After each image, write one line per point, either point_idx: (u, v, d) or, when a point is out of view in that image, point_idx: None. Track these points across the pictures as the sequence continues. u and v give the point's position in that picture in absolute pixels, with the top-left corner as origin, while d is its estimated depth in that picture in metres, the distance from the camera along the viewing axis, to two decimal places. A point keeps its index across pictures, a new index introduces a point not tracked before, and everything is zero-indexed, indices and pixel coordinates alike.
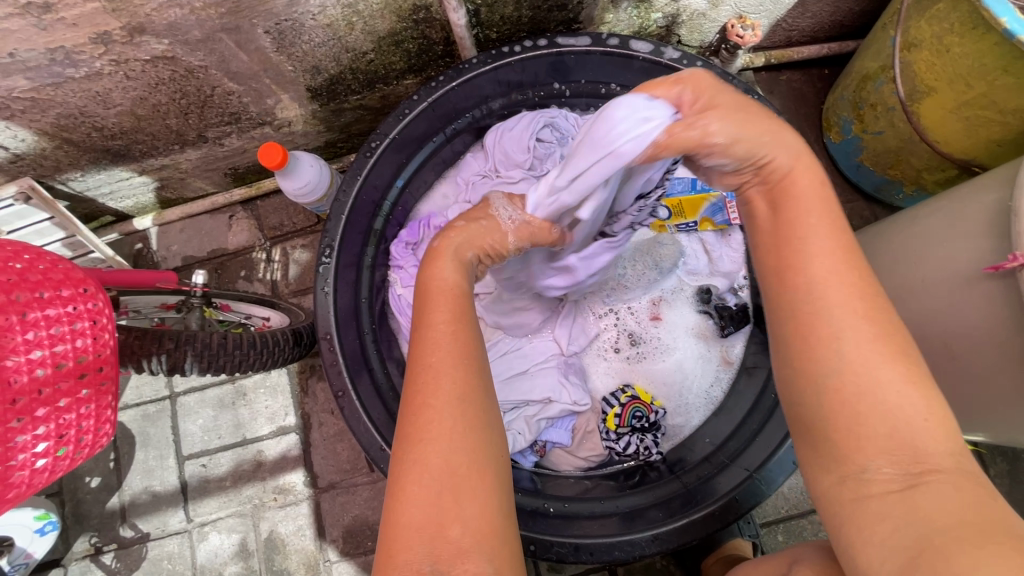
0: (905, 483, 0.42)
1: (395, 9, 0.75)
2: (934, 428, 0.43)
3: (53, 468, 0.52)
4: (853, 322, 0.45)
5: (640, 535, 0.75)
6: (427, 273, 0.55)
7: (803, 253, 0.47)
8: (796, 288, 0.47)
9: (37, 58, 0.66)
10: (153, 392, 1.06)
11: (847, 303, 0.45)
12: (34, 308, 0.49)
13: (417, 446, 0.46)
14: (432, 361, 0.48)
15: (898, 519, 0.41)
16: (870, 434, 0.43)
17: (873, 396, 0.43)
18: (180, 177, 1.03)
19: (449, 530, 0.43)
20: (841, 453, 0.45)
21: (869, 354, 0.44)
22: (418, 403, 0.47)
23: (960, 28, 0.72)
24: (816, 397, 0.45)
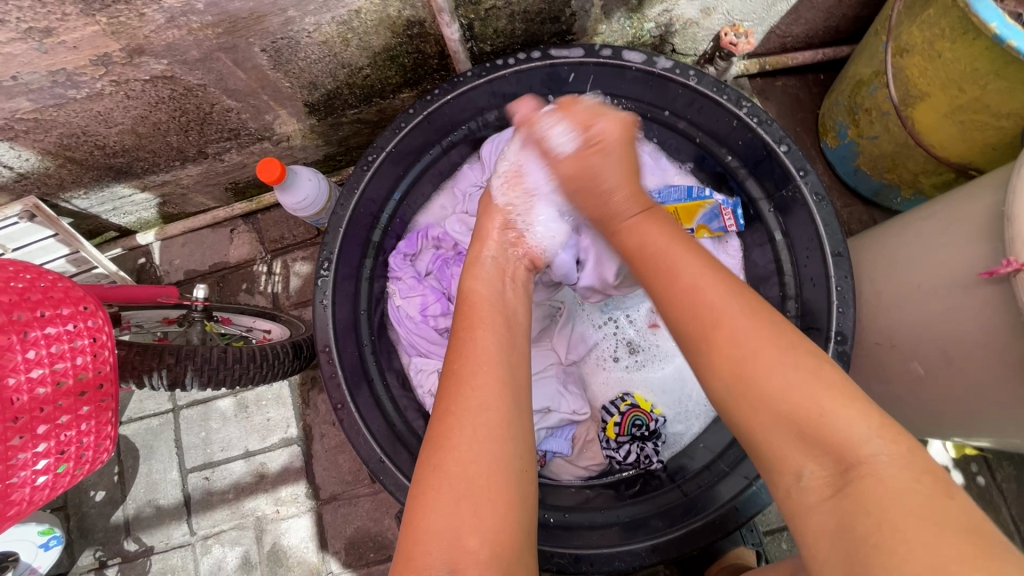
0: (835, 486, 0.43)
1: (390, 25, 0.76)
2: (851, 420, 0.44)
3: (53, 485, 0.53)
4: (744, 325, 0.50)
5: (640, 545, 0.74)
6: (465, 288, 0.66)
7: (677, 271, 0.57)
8: (689, 291, 0.54)
9: (39, 80, 0.68)
10: (155, 406, 1.07)
11: (734, 321, 0.51)
12: (35, 327, 0.50)
13: (442, 453, 0.49)
14: (466, 371, 0.54)
15: (837, 523, 0.42)
16: (793, 441, 0.45)
17: (772, 404, 0.46)
18: (182, 193, 1.04)
19: (467, 540, 0.45)
20: (777, 463, 0.46)
21: (767, 358, 0.48)
22: (445, 413, 0.52)
23: (950, 33, 0.72)
24: (738, 413, 0.49)
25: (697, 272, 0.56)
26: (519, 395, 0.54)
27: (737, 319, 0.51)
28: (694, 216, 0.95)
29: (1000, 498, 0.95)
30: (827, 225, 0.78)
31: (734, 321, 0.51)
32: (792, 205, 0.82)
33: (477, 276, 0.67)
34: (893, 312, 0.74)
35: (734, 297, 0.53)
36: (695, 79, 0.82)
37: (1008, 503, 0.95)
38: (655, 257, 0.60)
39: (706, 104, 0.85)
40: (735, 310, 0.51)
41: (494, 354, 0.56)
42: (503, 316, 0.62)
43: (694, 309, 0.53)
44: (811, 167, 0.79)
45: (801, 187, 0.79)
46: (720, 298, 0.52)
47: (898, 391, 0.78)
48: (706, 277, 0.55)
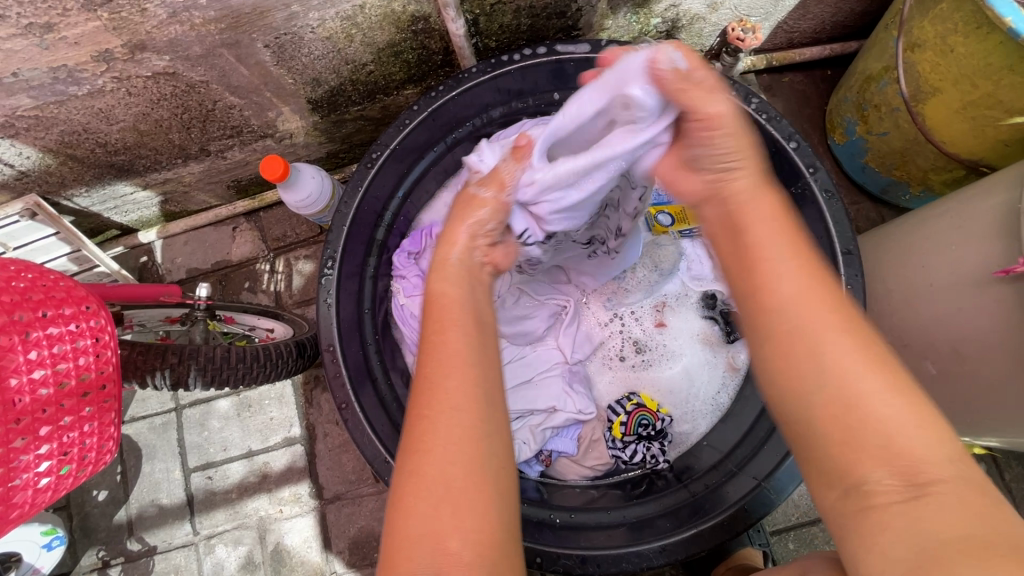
0: (908, 495, 0.40)
1: (394, 21, 0.75)
2: (933, 441, 0.42)
3: (56, 487, 0.52)
4: (807, 301, 0.45)
5: (647, 546, 0.74)
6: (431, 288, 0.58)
7: (768, 253, 0.48)
8: (766, 289, 0.47)
9: (40, 76, 0.67)
10: (158, 405, 1.06)
11: (815, 306, 0.45)
12: (36, 327, 0.49)
13: (418, 458, 0.48)
14: (431, 371, 0.51)
15: (902, 531, 0.40)
16: (864, 445, 0.42)
17: (859, 413, 0.42)
18: (183, 191, 1.04)
19: (449, 543, 0.44)
20: (842, 467, 0.43)
21: (848, 363, 0.43)
22: (418, 417, 0.50)
23: (963, 28, 0.71)
24: (809, 413, 0.44)
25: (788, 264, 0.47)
26: (494, 395, 0.51)
27: (820, 318, 0.45)
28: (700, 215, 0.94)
29: (1010, 498, 0.94)
30: (837, 224, 0.77)
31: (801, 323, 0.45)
32: (800, 202, 0.82)
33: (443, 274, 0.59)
34: (904, 312, 0.73)
35: (815, 293, 0.46)
36: None
37: (1016, 503, 0.94)
38: (747, 234, 0.50)
39: None
40: (823, 307, 0.45)
41: (468, 354, 0.52)
42: (471, 315, 0.56)
43: (773, 308, 0.46)
44: (820, 164, 0.78)
45: (810, 185, 0.78)
46: (805, 287, 0.46)
47: None
48: (800, 268, 0.47)
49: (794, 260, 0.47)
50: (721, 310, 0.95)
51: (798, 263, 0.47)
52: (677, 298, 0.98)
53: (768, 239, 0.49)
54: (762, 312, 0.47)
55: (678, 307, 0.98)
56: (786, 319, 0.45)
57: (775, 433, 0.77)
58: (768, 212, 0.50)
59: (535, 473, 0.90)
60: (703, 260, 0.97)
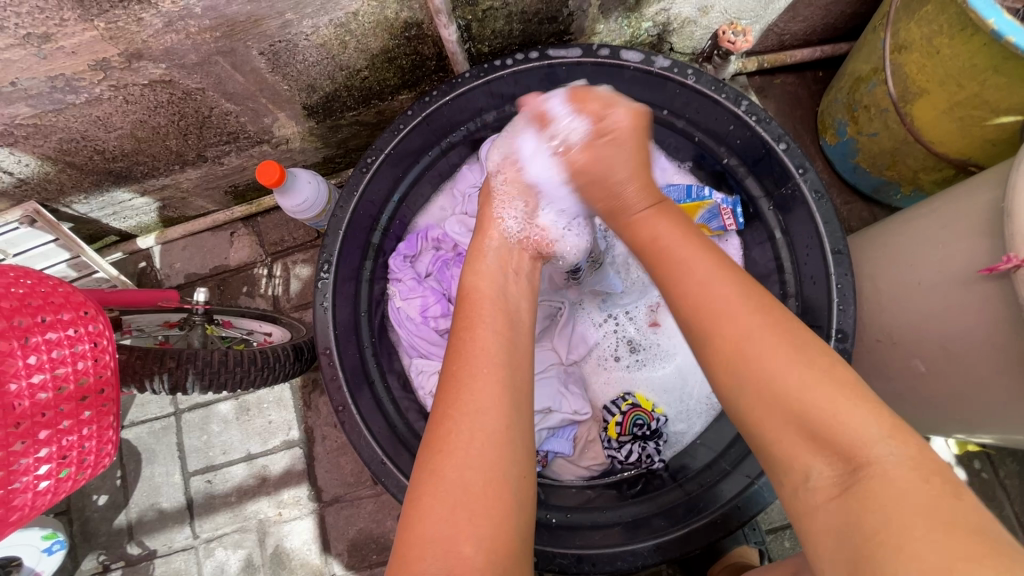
0: (844, 483, 0.43)
1: (387, 27, 0.76)
2: (873, 425, 0.43)
3: (56, 490, 0.53)
4: (741, 314, 0.50)
5: (642, 544, 0.75)
6: (470, 287, 0.64)
7: (688, 265, 0.55)
8: (709, 314, 0.51)
9: (38, 85, 0.68)
10: (157, 409, 1.07)
11: (749, 326, 0.49)
12: (35, 333, 0.50)
13: (438, 457, 0.49)
14: (464, 368, 0.54)
15: (846, 519, 0.41)
16: (807, 445, 0.45)
17: (798, 412, 0.45)
18: (181, 197, 1.04)
19: (463, 546, 0.45)
20: (785, 461, 0.46)
21: (774, 353, 0.47)
22: (444, 416, 0.52)
23: (949, 30, 0.72)
24: (747, 415, 0.48)
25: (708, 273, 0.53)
26: (519, 398, 0.53)
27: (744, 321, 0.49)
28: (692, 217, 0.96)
29: (1003, 493, 0.95)
30: (827, 224, 0.77)
31: (719, 315, 0.51)
32: (791, 202, 0.82)
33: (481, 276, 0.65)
34: (894, 310, 0.74)
35: (742, 304, 0.50)
36: (693, 78, 0.82)
37: (1011, 500, 0.95)
38: (671, 250, 0.58)
39: (704, 103, 0.85)
40: (756, 324, 0.49)
41: (496, 356, 0.55)
42: (506, 314, 0.61)
43: (708, 325, 0.51)
44: (810, 165, 0.79)
45: (801, 185, 0.79)
46: (735, 301, 0.51)
47: (898, 388, 0.78)
48: (731, 289, 0.52)
49: (725, 283, 0.52)
50: None
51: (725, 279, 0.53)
52: None
53: (701, 271, 0.54)
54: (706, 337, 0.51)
55: None
56: (707, 321, 0.51)
57: None
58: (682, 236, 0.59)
59: None
60: None
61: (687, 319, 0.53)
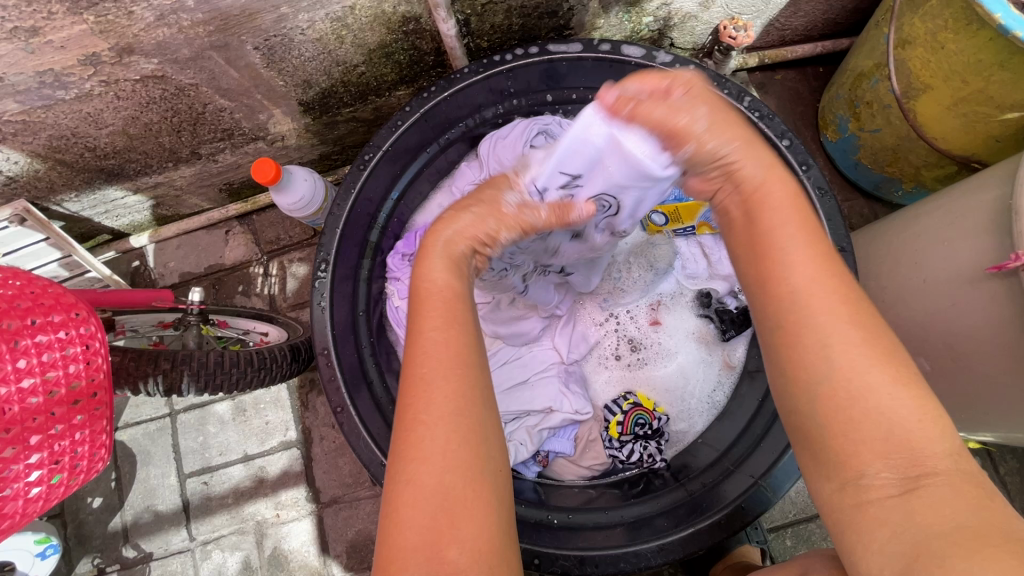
0: (905, 487, 0.42)
1: (385, 22, 0.74)
2: (932, 430, 0.43)
3: (47, 497, 0.52)
4: (822, 287, 0.46)
5: (645, 546, 0.74)
6: (418, 273, 0.54)
7: (781, 245, 0.49)
8: (787, 288, 0.47)
9: (26, 81, 0.66)
10: (152, 410, 1.06)
11: (829, 304, 0.46)
12: (25, 336, 0.49)
13: (412, 463, 0.46)
14: (425, 370, 0.49)
15: (897, 525, 0.42)
16: (868, 438, 0.44)
17: (864, 400, 0.44)
18: (175, 194, 1.03)
19: (448, 552, 0.43)
20: (840, 461, 0.45)
21: (858, 360, 0.44)
22: (410, 422, 0.48)
23: (954, 25, 0.71)
24: (797, 388, 0.47)
25: (804, 268, 0.47)
26: (485, 395, 0.50)
27: (831, 322, 0.45)
28: None
29: (1005, 491, 0.95)
30: (830, 220, 0.77)
31: (808, 315, 0.46)
32: None
33: (432, 255, 0.55)
34: (898, 307, 0.73)
35: (821, 276, 0.47)
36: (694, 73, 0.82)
37: (1012, 496, 0.95)
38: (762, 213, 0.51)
39: None
40: (834, 301, 0.46)
41: (462, 353, 0.50)
42: (458, 305, 0.53)
43: (787, 293, 0.47)
44: (813, 161, 0.78)
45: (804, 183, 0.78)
46: (819, 272, 0.47)
47: None
48: (815, 258, 0.48)
49: (811, 255, 0.48)
50: (716, 308, 0.95)
51: (813, 249, 0.48)
52: (672, 296, 0.98)
53: (790, 236, 0.49)
54: (774, 303, 0.48)
55: (673, 305, 0.97)
56: (784, 292, 0.47)
57: (772, 431, 0.77)
58: (789, 199, 0.51)
59: (532, 474, 0.90)
60: (697, 260, 0.97)
61: (760, 284, 0.49)
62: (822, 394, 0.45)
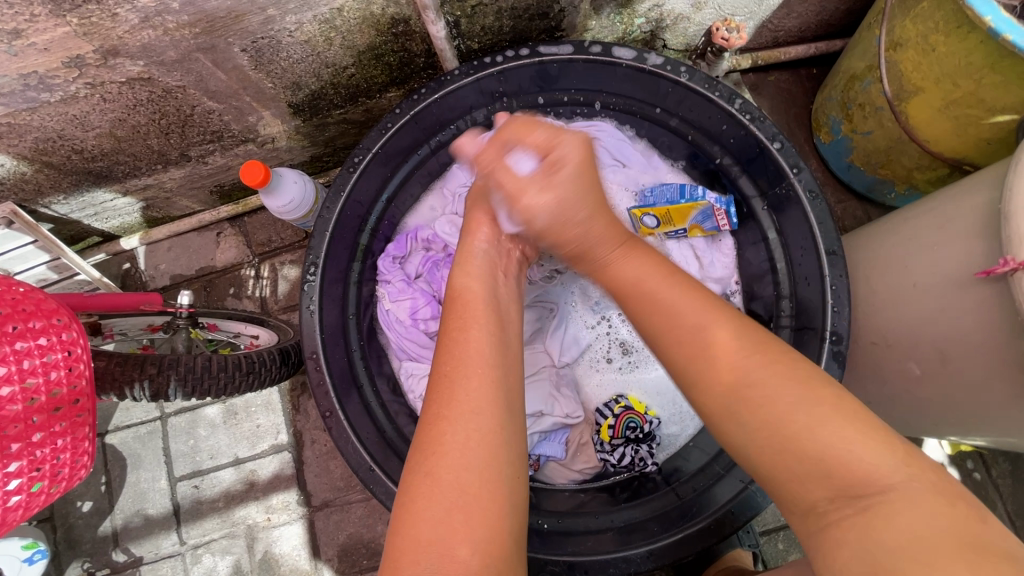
0: (858, 507, 0.42)
1: (374, 24, 0.74)
2: (877, 452, 0.43)
3: (28, 505, 0.51)
4: (732, 342, 0.51)
5: (634, 551, 0.73)
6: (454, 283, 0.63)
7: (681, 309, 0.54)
8: (705, 341, 0.52)
9: (10, 83, 0.66)
10: (143, 413, 1.05)
11: (739, 353, 0.50)
12: (4, 343, 0.48)
13: (432, 459, 0.48)
14: (456, 369, 0.53)
15: (857, 546, 0.41)
16: (808, 472, 0.44)
17: (793, 434, 0.45)
18: (165, 196, 1.02)
19: (458, 550, 0.44)
20: (789, 492, 0.46)
21: (781, 397, 0.47)
22: (437, 417, 0.51)
23: (945, 27, 0.71)
24: (738, 435, 0.48)
25: (717, 324, 0.52)
26: (511, 402, 0.52)
27: (751, 364, 0.49)
28: (686, 217, 0.91)
29: (996, 494, 0.95)
30: (821, 224, 0.76)
31: (731, 359, 0.50)
32: (785, 203, 0.81)
33: (467, 267, 0.64)
34: (888, 311, 0.73)
35: (731, 332, 0.52)
36: (686, 75, 0.81)
37: (1003, 499, 0.95)
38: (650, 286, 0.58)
39: (697, 100, 0.83)
40: (744, 352, 0.50)
41: (487, 355, 0.54)
42: (495, 315, 0.59)
43: (704, 349, 0.51)
44: (804, 165, 0.78)
45: (794, 185, 0.78)
46: (727, 331, 0.52)
47: (892, 391, 0.77)
48: (724, 320, 0.53)
49: (720, 317, 0.53)
50: None
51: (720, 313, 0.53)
52: None
53: (682, 301, 0.55)
54: (693, 363, 0.52)
55: None
56: (701, 349, 0.52)
57: None
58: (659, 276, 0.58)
59: None
60: (690, 262, 0.96)
61: (678, 343, 0.53)
62: (757, 436, 0.47)
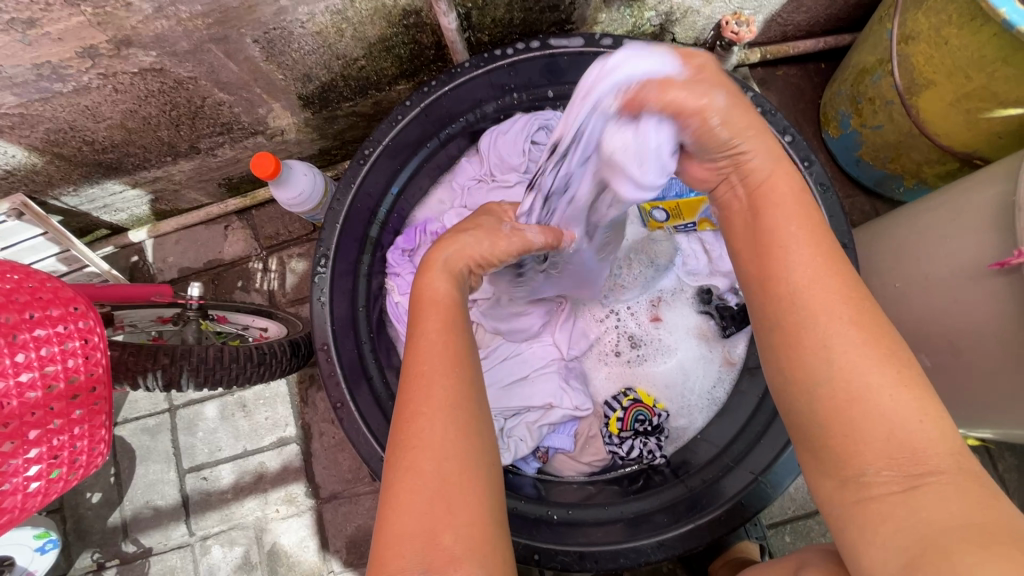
0: (906, 485, 0.42)
1: (385, 15, 0.74)
2: (932, 430, 0.43)
3: (47, 491, 0.51)
4: (823, 290, 0.46)
5: (645, 541, 0.74)
6: (418, 285, 0.59)
7: (780, 238, 0.49)
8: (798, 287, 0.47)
9: (23, 73, 0.66)
10: (151, 405, 1.05)
11: (827, 301, 0.46)
12: (23, 330, 0.49)
13: (410, 452, 0.48)
14: (426, 365, 0.52)
15: (900, 520, 0.41)
16: (868, 441, 0.43)
17: (864, 400, 0.43)
18: (174, 189, 1.02)
19: (441, 538, 0.44)
20: (839, 460, 0.45)
21: (860, 359, 0.44)
22: (413, 413, 0.50)
23: (958, 20, 0.71)
24: (794, 386, 0.47)
25: (802, 257, 0.48)
26: (481, 396, 0.52)
27: (825, 300, 0.46)
28: (695, 211, 0.94)
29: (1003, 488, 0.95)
30: (832, 217, 0.77)
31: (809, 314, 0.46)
32: None
33: (432, 268, 0.59)
34: (897, 305, 0.74)
35: (826, 277, 0.47)
36: None
37: (1010, 493, 0.95)
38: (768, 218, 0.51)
39: None
40: (837, 299, 0.46)
41: (458, 346, 0.53)
42: (469, 309, 0.58)
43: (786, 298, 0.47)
44: (814, 158, 0.78)
45: (805, 178, 0.78)
46: (828, 277, 0.47)
47: None
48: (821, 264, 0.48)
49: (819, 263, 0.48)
50: (716, 305, 0.96)
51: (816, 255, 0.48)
52: (673, 292, 0.98)
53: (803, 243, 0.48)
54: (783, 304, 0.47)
55: (673, 301, 0.97)
56: (785, 295, 0.47)
57: (771, 427, 0.77)
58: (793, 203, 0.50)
59: (531, 470, 0.90)
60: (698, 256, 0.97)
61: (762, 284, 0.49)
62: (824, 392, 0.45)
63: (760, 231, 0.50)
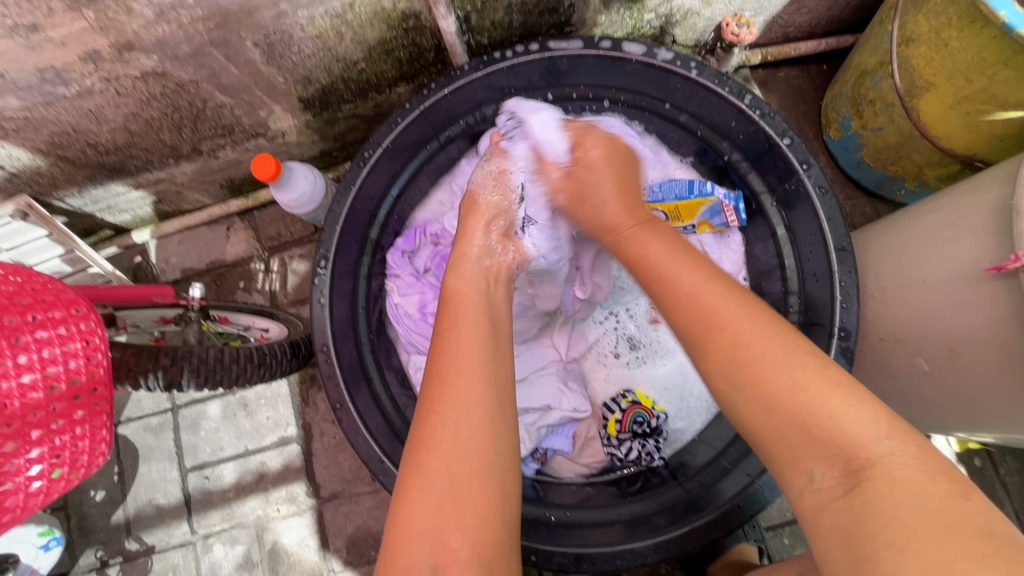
0: (847, 486, 0.43)
1: (384, 19, 0.74)
2: (856, 416, 0.44)
3: (48, 491, 0.52)
4: (735, 312, 0.51)
5: (641, 543, 0.74)
6: (453, 288, 0.63)
7: (677, 284, 0.56)
8: (699, 310, 0.53)
9: (27, 77, 0.66)
10: (154, 405, 1.06)
11: (733, 320, 0.51)
12: (25, 332, 0.49)
13: (423, 452, 0.49)
14: (452, 363, 0.53)
15: (845, 525, 0.42)
16: (796, 438, 0.45)
17: (782, 401, 0.46)
18: (177, 190, 1.03)
19: (449, 538, 0.45)
20: (788, 464, 0.46)
21: (770, 362, 0.48)
22: (429, 411, 0.51)
23: (958, 22, 0.71)
24: (738, 407, 0.49)
25: (703, 282, 0.55)
26: (501, 396, 0.52)
27: (733, 319, 0.51)
28: (695, 213, 0.94)
29: (1004, 491, 0.95)
30: (830, 220, 0.77)
31: (723, 331, 0.51)
32: (795, 198, 0.81)
33: (462, 282, 0.65)
34: (897, 308, 0.73)
35: (730, 302, 0.53)
36: (696, 71, 0.81)
37: (1010, 497, 0.94)
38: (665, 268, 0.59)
39: (707, 96, 0.84)
40: (741, 315, 0.51)
41: (479, 351, 0.55)
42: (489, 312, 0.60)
43: (699, 323, 0.52)
44: (814, 160, 0.78)
45: (804, 181, 0.78)
46: (727, 303, 0.52)
47: (900, 387, 0.77)
48: (720, 291, 0.54)
49: (715, 288, 0.54)
50: None
51: (712, 287, 0.54)
52: None
53: (690, 278, 0.56)
54: (705, 340, 0.52)
55: None
56: (697, 324, 0.53)
57: None
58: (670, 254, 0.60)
59: (530, 472, 0.90)
60: None
61: (683, 321, 0.54)
62: (748, 400, 0.48)
63: (661, 281, 0.58)
